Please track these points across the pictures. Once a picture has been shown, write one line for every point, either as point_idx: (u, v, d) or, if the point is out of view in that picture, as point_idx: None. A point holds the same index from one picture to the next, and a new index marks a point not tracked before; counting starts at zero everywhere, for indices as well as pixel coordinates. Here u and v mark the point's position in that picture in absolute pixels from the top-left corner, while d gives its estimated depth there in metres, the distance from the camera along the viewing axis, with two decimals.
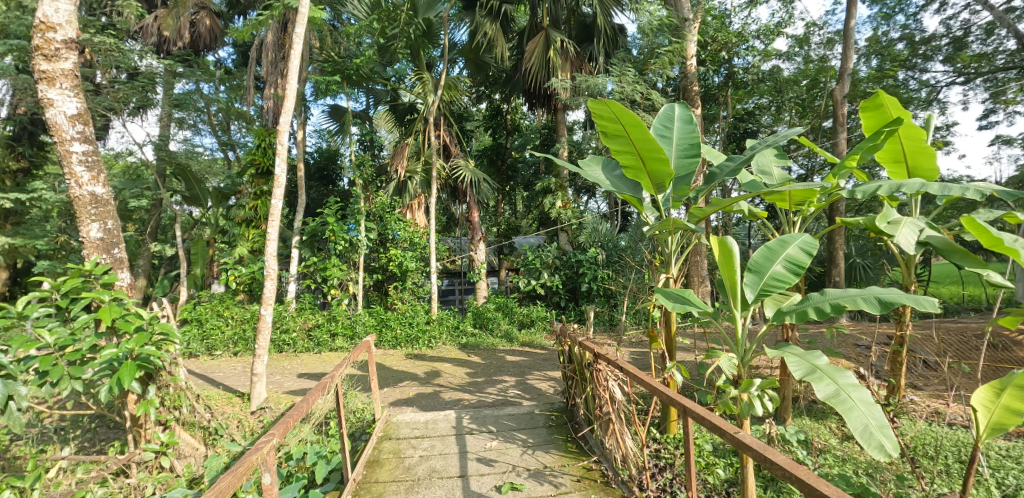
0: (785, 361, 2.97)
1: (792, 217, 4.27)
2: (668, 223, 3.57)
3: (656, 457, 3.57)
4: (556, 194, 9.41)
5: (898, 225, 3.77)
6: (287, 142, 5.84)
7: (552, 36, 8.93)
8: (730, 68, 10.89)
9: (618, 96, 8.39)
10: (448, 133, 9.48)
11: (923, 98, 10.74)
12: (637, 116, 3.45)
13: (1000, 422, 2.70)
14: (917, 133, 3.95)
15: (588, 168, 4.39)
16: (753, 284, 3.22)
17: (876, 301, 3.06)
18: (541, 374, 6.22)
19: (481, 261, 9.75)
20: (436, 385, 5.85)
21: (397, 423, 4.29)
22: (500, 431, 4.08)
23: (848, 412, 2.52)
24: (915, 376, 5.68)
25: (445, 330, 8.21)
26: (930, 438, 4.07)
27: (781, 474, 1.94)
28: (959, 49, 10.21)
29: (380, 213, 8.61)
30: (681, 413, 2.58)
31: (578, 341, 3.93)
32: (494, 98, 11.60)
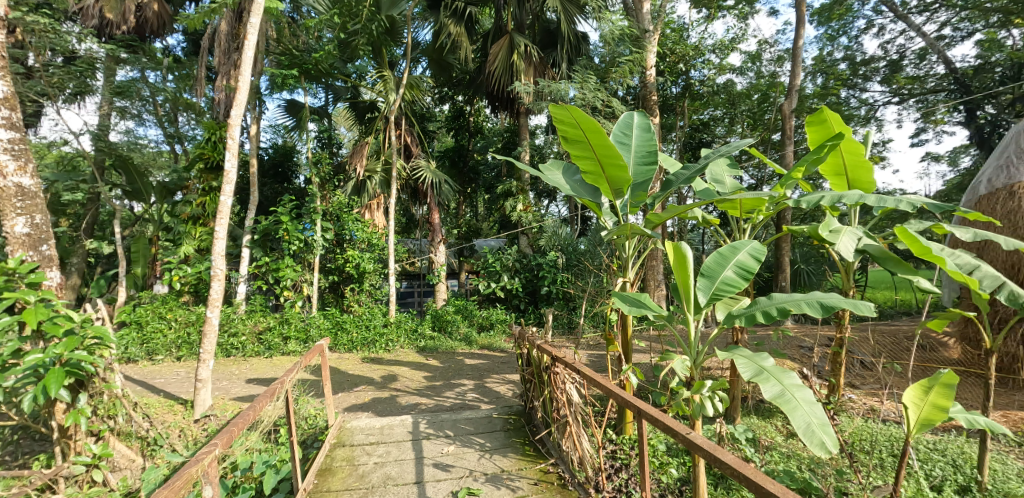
0: (734, 363, 3.08)
1: (742, 224, 4.44)
2: (626, 228, 3.64)
3: (612, 458, 3.62)
4: (517, 197, 9.47)
5: (839, 233, 3.98)
6: (239, 136, 5.61)
7: (516, 40, 8.96)
8: (687, 80, 11.48)
9: (580, 102, 8.52)
10: (409, 133, 9.36)
11: (862, 116, 11.42)
12: (597, 122, 3.51)
13: (929, 418, 2.91)
14: (857, 148, 4.18)
15: (549, 173, 4.44)
16: (706, 289, 3.33)
17: (819, 305, 3.22)
18: (499, 377, 6.21)
19: (441, 263, 9.67)
20: (393, 389, 5.74)
21: (352, 429, 4.18)
22: (457, 435, 4.04)
23: (792, 411, 2.63)
24: (853, 375, 6.01)
25: (403, 333, 8.09)
26: (866, 434, 4.31)
27: (730, 473, 2.01)
28: (895, 71, 10.93)
29: (337, 213, 8.39)
30: (635, 416, 2.63)
31: (537, 344, 3.95)
32: (457, 99, 11.56)
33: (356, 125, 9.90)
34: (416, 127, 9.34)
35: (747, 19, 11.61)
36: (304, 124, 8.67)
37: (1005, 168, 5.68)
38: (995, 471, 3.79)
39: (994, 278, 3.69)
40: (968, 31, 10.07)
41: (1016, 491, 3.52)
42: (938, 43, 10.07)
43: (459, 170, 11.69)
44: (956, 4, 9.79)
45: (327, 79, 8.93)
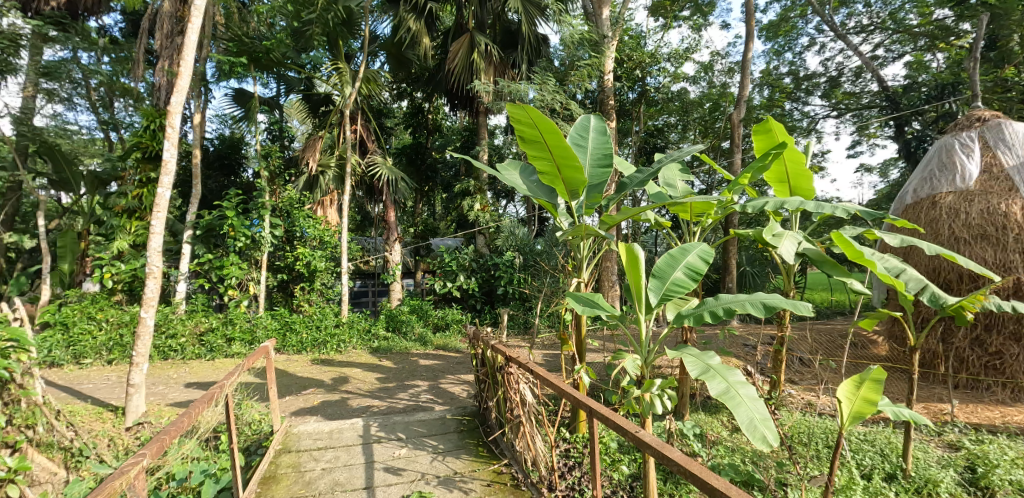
0: (683, 361, 3.17)
1: (693, 227, 4.58)
2: (581, 229, 3.67)
3: (566, 457, 3.67)
4: (475, 196, 9.43)
5: (781, 237, 4.17)
6: (180, 125, 5.29)
7: (476, 39, 8.92)
8: (643, 87, 11.68)
9: (539, 104, 8.58)
10: (365, 129, 9.15)
11: (804, 127, 12.04)
12: (554, 123, 3.53)
13: (860, 411, 3.09)
14: (798, 157, 4.40)
15: (506, 172, 4.43)
16: (657, 289, 3.41)
17: (762, 306, 3.36)
18: (454, 377, 6.15)
19: (396, 262, 9.50)
20: (343, 391, 5.59)
21: (298, 434, 4.03)
22: (409, 438, 3.98)
23: (736, 407, 2.73)
24: (792, 372, 6.32)
25: (356, 334, 7.90)
26: (803, 427, 4.54)
27: (678, 470, 2.06)
28: (834, 86, 11.59)
29: (287, 208, 8.09)
30: (587, 415, 2.67)
31: (491, 344, 3.93)
32: (415, 96, 11.39)
33: (309, 118, 9.59)
34: (372, 123, 9.14)
35: (701, 30, 12.02)
36: (253, 115, 8.31)
37: (929, 180, 6.13)
38: (918, 459, 4.08)
39: (918, 280, 3.96)
40: (899, 53, 10.81)
41: (936, 476, 3.80)
42: (872, 62, 10.76)
43: (416, 168, 11.52)
44: (889, 26, 10.50)
45: (279, 69, 8.60)
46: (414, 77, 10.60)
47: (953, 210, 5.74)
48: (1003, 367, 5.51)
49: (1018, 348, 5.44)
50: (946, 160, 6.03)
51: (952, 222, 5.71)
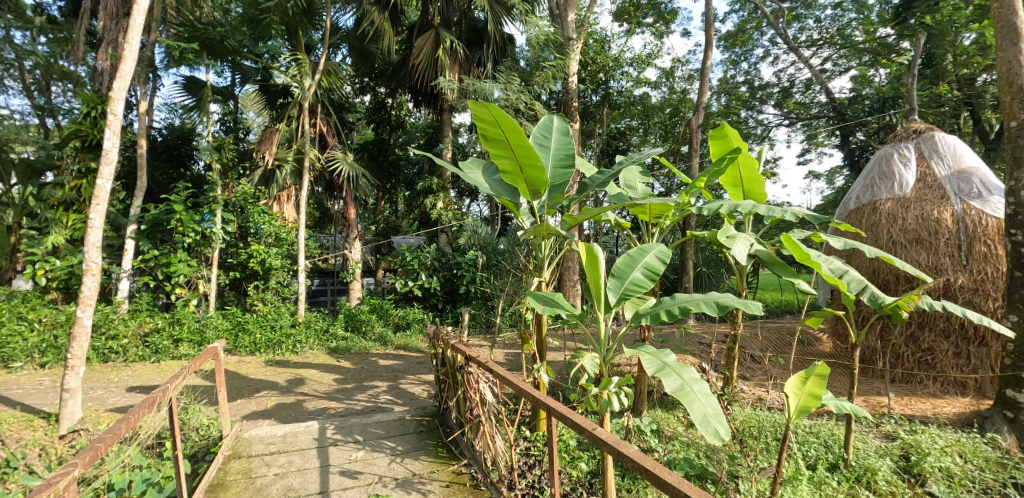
0: (640, 359, 3.23)
1: (651, 229, 4.68)
2: (542, 228, 3.69)
3: (526, 455, 3.70)
4: (438, 195, 9.34)
5: (734, 239, 4.32)
6: (123, 112, 4.99)
7: (442, 36, 8.84)
8: (606, 90, 11.87)
9: (504, 104, 8.59)
10: (325, 123, 8.92)
11: (758, 134, 12.52)
12: (516, 123, 3.54)
13: (806, 405, 3.24)
14: (751, 163, 4.57)
15: (468, 171, 4.41)
16: (616, 288, 3.47)
17: (715, 305, 3.47)
18: (414, 378, 6.08)
19: (356, 260, 9.31)
20: (299, 393, 5.43)
21: (249, 439, 3.89)
22: (367, 440, 3.91)
23: (690, 403, 2.81)
24: (744, 368, 6.57)
25: (313, 334, 7.69)
26: (754, 421, 4.71)
27: (633, 467, 2.11)
28: (786, 96, 12.12)
29: (241, 204, 7.78)
30: (546, 414, 2.68)
31: (451, 344, 3.90)
32: (378, 91, 11.19)
33: (266, 110, 9.28)
34: (332, 118, 8.92)
35: (663, 36, 12.31)
36: (205, 105, 7.95)
37: (871, 187, 6.51)
38: (858, 449, 4.31)
39: (859, 281, 4.19)
40: (845, 67, 11.38)
41: (875, 465, 4.03)
42: (821, 75, 11.29)
43: (379, 164, 11.31)
44: (837, 41, 11.04)
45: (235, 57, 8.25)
46: (377, 71, 10.42)
47: (891, 215, 6.09)
48: (935, 362, 5.88)
49: (948, 344, 5.82)
50: (885, 169, 6.43)
51: (890, 226, 6.06)
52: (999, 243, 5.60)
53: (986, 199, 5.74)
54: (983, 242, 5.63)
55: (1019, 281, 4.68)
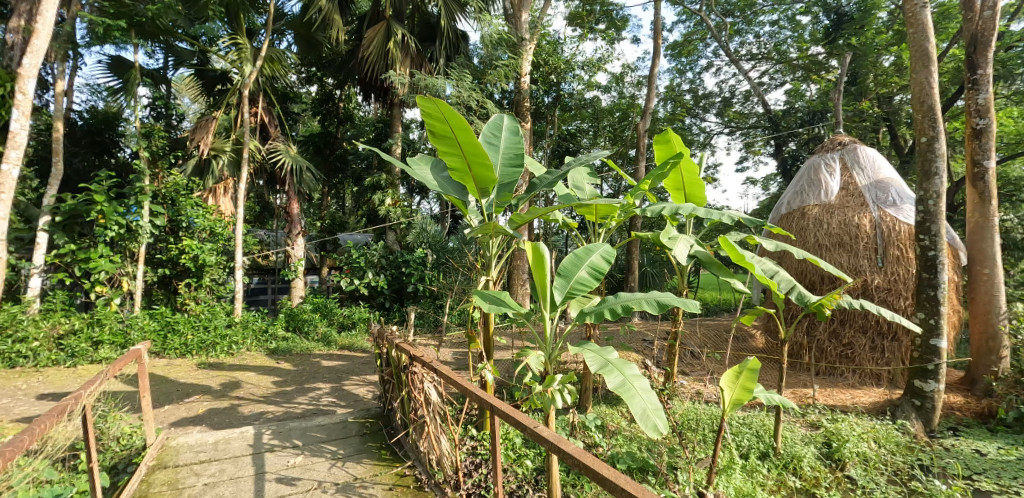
0: (583, 357, 3.30)
1: (598, 229, 4.78)
2: (489, 227, 3.68)
3: (473, 455, 3.71)
4: (386, 191, 9.16)
5: (676, 240, 4.49)
6: (32, 92, 5.35)
7: (393, 28, 8.65)
8: (558, 92, 12.02)
9: (455, 101, 8.52)
10: (267, 113, 8.54)
11: (701, 141, 13.05)
12: (464, 120, 3.51)
13: (739, 398, 3.43)
14: (693, 167, 4.75)
15: (417, 168, 4.34)
16: (562, 287, 3.51)
17: (656, 303, 3.59)
18: (359, 379, 5.93)
19: (298, 258, 8.97)
20: (234, 397, 5.17)
21: (177, 447, 3.68)
22: (307, 444, 3.78)
23: (631, 398, 2.89)
24: (684, 363, 6.84)
25: (250, 335, 7.37)
26: (692, 414, 4.92)
27: (574, 463, 2.17)
28: (727, 106, 12.70)
29: (172, 195, 7.30)
30: (489, 413, 2.70)
31: (395, 344, 3.84)
32: (326, 82, 10.82)
33: (202, 96, 8.78)
34: (276, 108, 8.56)
35: (614, 43, 12.59)
36: (133, 88, 7.41)
37: (801, 194, 6.94)
38: (786, 438, 4.58)
39: (788, 281, 4.45)
40: (780, 81, 12.07)
41: (800, 453, 4.31)
42: (759, 87, 11.90)
43: (325, 158, 10.95)
44: (774, 57, 11.65)
45: (167, 38, 7.72)
46: (325, 60, 10.06)
47: (818, 220, 6.51)
48: (854, 356, 6.34)
49: (865, 339, 6.29)
50: (814, 177, 6.88)
51: (817, 230, 6.48)
52: (910, 247, 6.10)
53: (900, 206, 6.27)
54: (897, 246, 6.12)
55: (925, 281, 5.12)
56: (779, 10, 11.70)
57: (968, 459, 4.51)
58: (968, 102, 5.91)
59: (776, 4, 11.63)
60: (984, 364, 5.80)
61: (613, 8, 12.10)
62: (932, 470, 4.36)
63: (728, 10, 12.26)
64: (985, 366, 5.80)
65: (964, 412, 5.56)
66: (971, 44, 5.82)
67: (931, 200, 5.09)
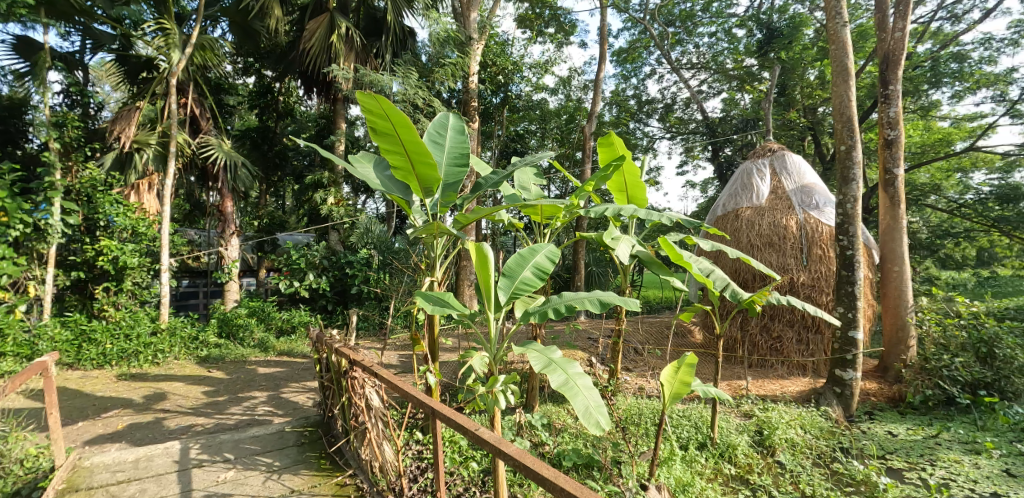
0: (527, 356, 3.31)
1: (543, 229, 4.82)
2: (433, 227, 3.62)
3: (418, 459, 3.66)
4: (329, 190, 8.88)
5: (618, 241, 4.60)
6: None
7: (337, 21, 8.37)
8: (506, 93, 12.05)
9: (402, 98, 8.36)
10: (198, 105, 8.03)
11: (644, 145, 13.47)
12: (406, 117, 3.44)
13: (677, 392, 3.58)
14: (635, 171, 4.90)
15: (358, 165, 4.21)
16: (506, 288, 3.52)
17: (598, 302, 3.66)
18: (298, 385, 5.71)
19: (232, 259, 8.51)
20: (158, 410, 4.84)
21: (91, 468, 3.41)
22: (239, 457, 3.59)
23: (574, 396, 2.94)
24: (627, 360, 7.02)
25: (178, 342, 6.95)
26: (635, 409, 5.05)
27: (515, 465, 2.19)
28: (669, 112, 13.17)
29: (88, 191, 6.71)
30: (431, 416, 2.67)
31: (335, 349, 3.71)
32: (264, 74, 10.28)
33: (125, 84, 8.15)
34: (208, 99, 8.07)
35: (561, 46, 12.76)
36: (42, 73, 6.76)
37: (735, 196, 7.30)
38: (722, 428, 4.79)
39: (723, 279, 4.67)
40: (717, 89, 12.65)
41: (735, 441, 4.53)
42: (698, 95, 12.41)
43: (262, 154, 10.43)
44: (711, 66, 12.18)
45: (84, 19, 7.11)
46: (263, 52, 9.58)
47: (750, 222, 6.89)
48: (783, 348, 6.73)
49: (792, 332, 6.70)
50: (747, 182, 7.26)
51: (749, 231, 6.85)
52: (830, 247, 6.55)
53: (822, 209, 6.73)
54: (819, 245, 6.55)
55: (844, 278, 5.51)
56: (716, 23, 12.26)
57: (882, 440, 4.91)
58: (881, 114, 6.42)
59: (715, 17, 12.18)
60: (895, 353, 6.32)
61: (561, 12, 12.28)
62: (851, 452, 4.72)
63: (670, 20, 12.71)
64: (895, 355, 6.32)
65: (878, 397, 6.04)
66: (883, 62, 6.36)
67: (849, 204, 5.48)
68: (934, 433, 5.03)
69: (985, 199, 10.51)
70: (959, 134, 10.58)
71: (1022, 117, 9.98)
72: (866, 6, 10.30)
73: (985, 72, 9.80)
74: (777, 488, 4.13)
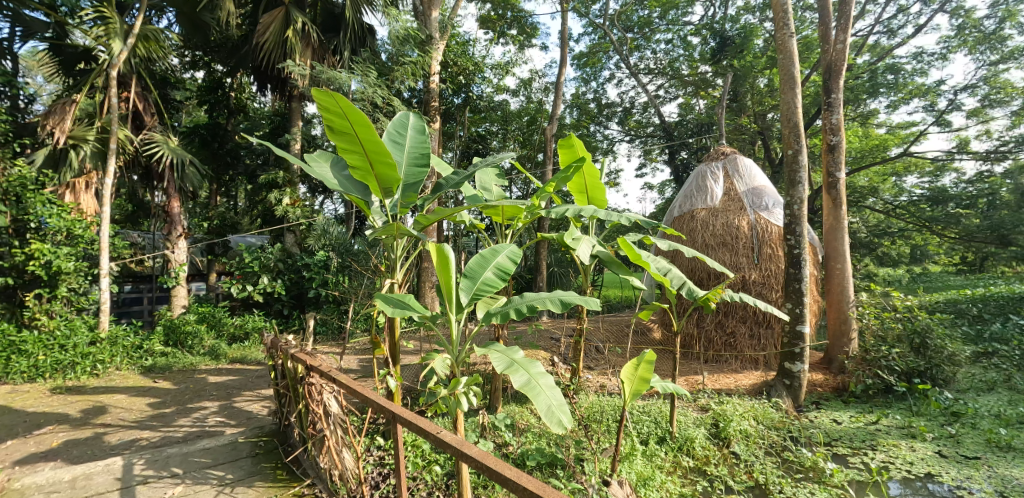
0: (490, 357, 3.30)
1: (505, 229, 4.82)
2: (393, 228, 3.54)
3: (380, 465, 3.60)
4: (284, 190, 8.61)
5: (579, 241, 4.66)
6: None
7: (292, 16, 8.10)
8: (467, 94, 11.98)
9: (360, 97, 8.20)
10: (141, 99, 7.60)
11: (604, 148, 13.70)
12: (364, 115, 3.37)
13: (637, 389, 3.66)
14: (595, 172, 4.98)
15: (315, 164, 4.09)
16: (467, 289, 3.50)
17: (559, 302, 3.69)
18: (252, 394, 5.50)
19: (179, 263, 8.11)
20: (98, 425, 4.55)
21: (21, 489, 3.17)
22: (188, 471, 3.43)
23: (537, 396, 2.95)
24: (589, 359, 7.12)
25: (121, 351, 6.58)
26: (597, 406, 5.12)
27: (477, 466, 2.18)
28: (628, 115, 13.41)
29: (15, 190, 6.20)
30: (391, 420, 2.63)
31: (291, 354, 3.60)
32: (214, 69, 9.85)
33: (60, 76, 7.58)
34: (153, 93, 7.65)
35: (522, 48, 12.80)
36: None
37: (690, 198, 7.52)
38: (680, 422, 4.91)
39: (680, 277, 4.81)
40: (673, 94, 13.00)
41: (693, 434, 4.66)
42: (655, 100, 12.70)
43: (212, 152, 9.98)
44: (668, 72, 12.49)
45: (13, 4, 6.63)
46: (213, 45, 9.18)
47: (705, 222, 7.12)
48: (736, 343, 6.98)
49: (745, 328, 6.95)
50: (702, 183, 7.50)
51: (704, 231, 7.08)
52: (779, 246, 6.84)
53: (772, 210, 7.02)
54: (769, 245, 6.84)
55: (792, 275, 5.77)
56: (673, 30, 12.60)
57: (828, 428, 5.17)
58: (825, 121, 6.75)
59: (671, 24, 12.52)
60: (839, 346, 6.66)
61: (523, 14, 12.35)
62: (800, 440, 4.94)
63: (629, 26, 12.97)
64: (839, 347, 6.66)
65: (824, 388, 6.36)
66: (827, 71, 6.69)
67: (796, 205, 5.74)
68: (875, 419, 5.34)
69: (917, 201, 11.34)
70: (894, 140, 11.27)
71: (949, 125, 10.74)
72: (811, 19, 10.84)
73: (917, 83, 10.48)
74: (733, 478, 4.31)
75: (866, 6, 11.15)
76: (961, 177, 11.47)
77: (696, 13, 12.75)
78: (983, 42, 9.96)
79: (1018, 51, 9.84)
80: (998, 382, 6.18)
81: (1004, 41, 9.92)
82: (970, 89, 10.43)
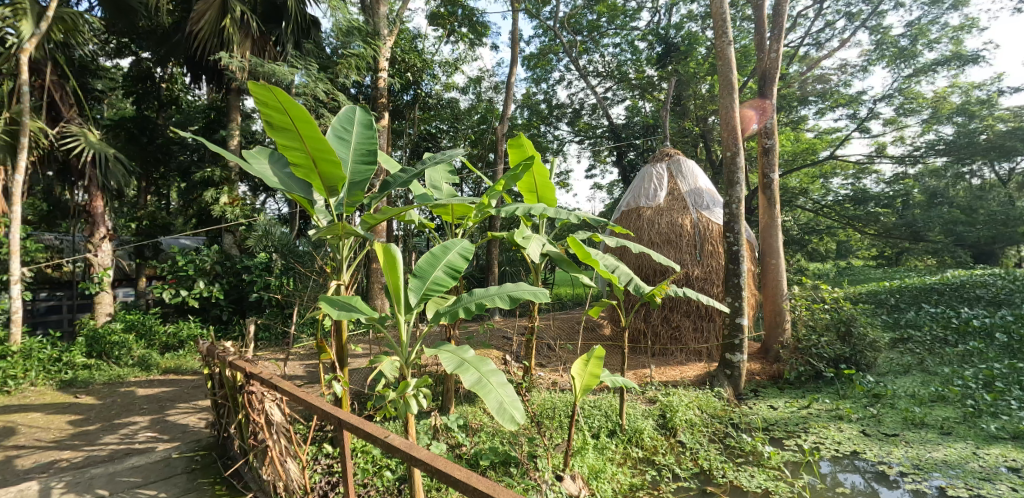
0: (440, 357, 3.25)
1: (455, 229, 4.79)
2: (338, 228, 3.41)
3: (328, 474, 3.50)
4: (221, 188, 8.20)
5: (530, 239, 4.67)
6: None
7: (229, 3, 7.59)
8: (416, 91, 11.81)
9: (302, 91, 7.90)
10: (57, 88, 6.95)
11: (554, 148, 13.88)
12: (307, 111, 3.25)
13: (588, 384, 3.72)
14: (544, 172, 5.03)
15: (254, 161, 3.88)
16: (417, 289, 3.44)
17: (508, 298, 3.67)
18: (188, 406, 5.19)
19: (104, 267, 7.54)
20: (10, 447, 4.16)
21: None
22: (116, 493, 3.20)
23: (488, 394, 2.94)
24: (542, 356, 7.21)
25: (35, 365, 6.04)
26: (549, 402, 5.17)
27: (426, 469, 2.15)
28: (577, 116, 13.64)
29: None
30: (336, 426, 2.56)
31: (229, 362, 3.43)
32: (143, 56, 9.20)
33: None
34: (71, 82, 7.01)
35: (472, 47, 12.73)
36: None
37: (636, 198, 7.76)
38: (630, 414, 5.01)
39: (627, 274, 4.89)
40: (621, 97, 13.33)
41: (642, 426, 4.78)
42: (603, 101, 12.98)
43: (141, 147, 9.31)
44: (617, 75, 12.66)
45: None
46: (141, 33, 8.57)
47: (650, 221, 7.34)
48: (681, 336, 7.27)
49: (689, 321, 7.25)
50: (646, 183, 7.75)
51: (650, 229, 7.29)
52: (719, 243, 7.19)
53: (712, 210, 7.37)
54: (710, 242, 7.16)
55: (732, 271, 6.04)
56: (621, 35, 12.91)
57: (766, 414, 5.46)
58: (761, 124, 7.12)
59: (619, 29, 12.84)
60: (774, 336, 6.96)
61: (475, 13, 12.28)
62: (741, 426, 5.20)
63: (578, 29, 13.14)
64: (775, 337, 6.96)
65: (761, 375, 6.67)
66: (763, 78, 7.05)
67: (735, 204, 6.02)
68: (807, 403, 5.69)
69: (842, 200, 12.17)
70: (822, 144, 12.04)
71: (869, 132, 11.61)
72: (747, 29, 11.41)
73: (842, 93, 11.25)
74: (680, 466, 4.49)
75: (798, 19, 11.86)
76: (880, 178, 12.44)
77: (643, 19, 13.12)
78: (899, 57, 10.82)
79: (928, 66, 10.74)
80: (913, 365, 6.72)
81: (916, 57, 10.81)
82: (887, 98, 11.30)
